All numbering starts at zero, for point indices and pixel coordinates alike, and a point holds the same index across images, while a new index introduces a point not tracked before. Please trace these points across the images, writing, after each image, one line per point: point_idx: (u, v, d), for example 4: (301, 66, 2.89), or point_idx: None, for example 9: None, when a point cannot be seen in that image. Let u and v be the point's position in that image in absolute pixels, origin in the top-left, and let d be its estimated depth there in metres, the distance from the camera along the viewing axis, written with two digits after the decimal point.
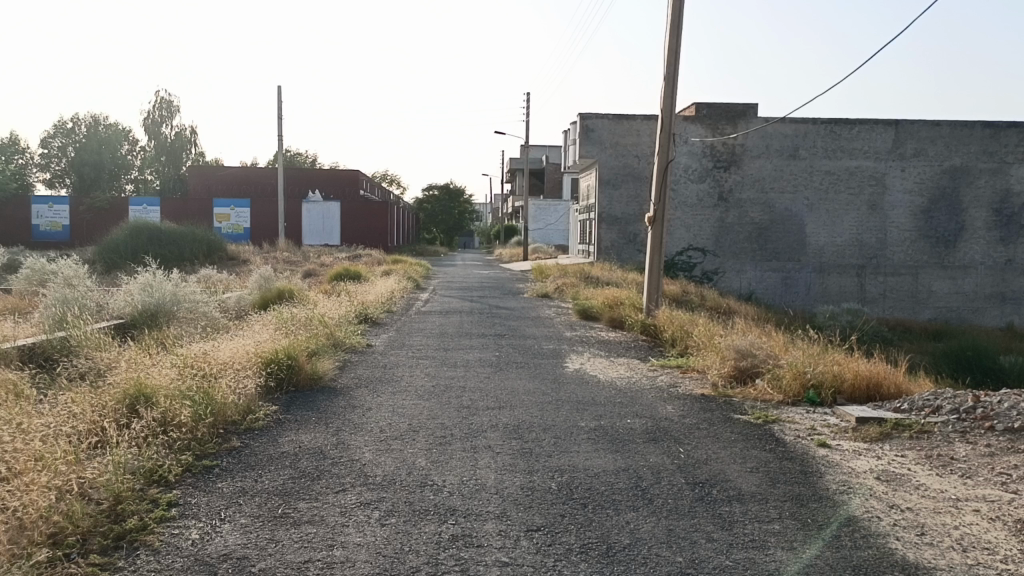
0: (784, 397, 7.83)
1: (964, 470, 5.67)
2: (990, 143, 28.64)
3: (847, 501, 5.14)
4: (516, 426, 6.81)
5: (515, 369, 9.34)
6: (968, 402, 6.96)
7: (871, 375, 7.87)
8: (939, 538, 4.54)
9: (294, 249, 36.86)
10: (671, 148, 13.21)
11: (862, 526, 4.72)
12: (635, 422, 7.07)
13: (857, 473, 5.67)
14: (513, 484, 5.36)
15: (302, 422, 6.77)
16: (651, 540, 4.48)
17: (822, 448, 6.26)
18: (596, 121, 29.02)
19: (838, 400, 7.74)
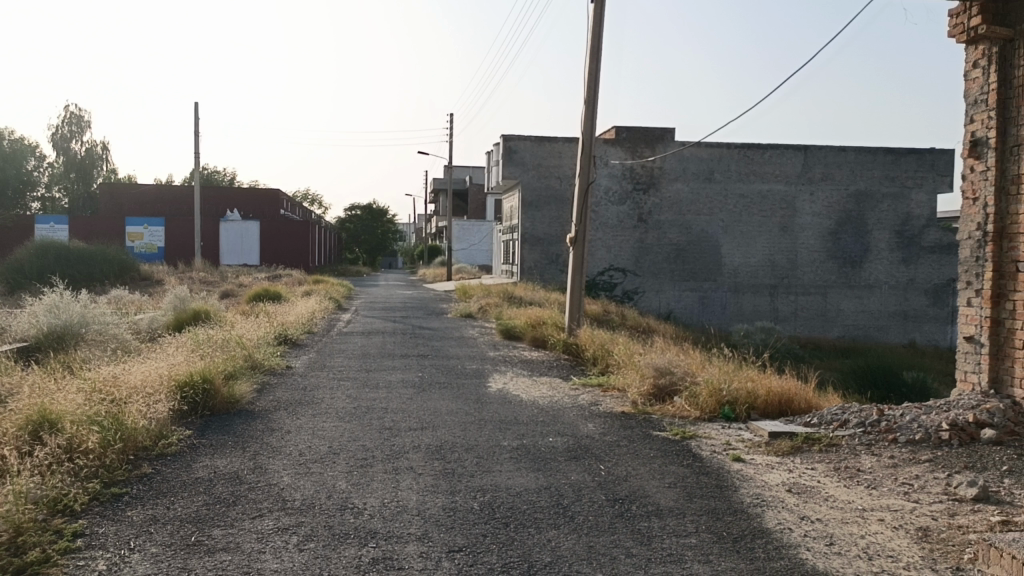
0: (700, 414, 8.03)
1: (869, 481, 5.93)
2: (891, 169, 30.14)
3: (761, 513, 5.30)
4: (438, 447, 6.79)
5: (438, 389, 9.30)
6: (872, 415, 7.28)
7: (783, 392, 8.14)
8: (847, 547, 4.74)
9: (211, 269, 35.87)
10: (592, 170, 13.46)
11: (775, 538, 4.88)
12: (556, 440, 7.14)
13: (770, 486, 5.86)
14: (436, 505, 5.33)
15: (218, 447, 6.59)
16: (573, 557, 4.52)
17: (737, 463, 6.46)
18: (518, 143, 29.37)
19: (752, 415, 7.99)
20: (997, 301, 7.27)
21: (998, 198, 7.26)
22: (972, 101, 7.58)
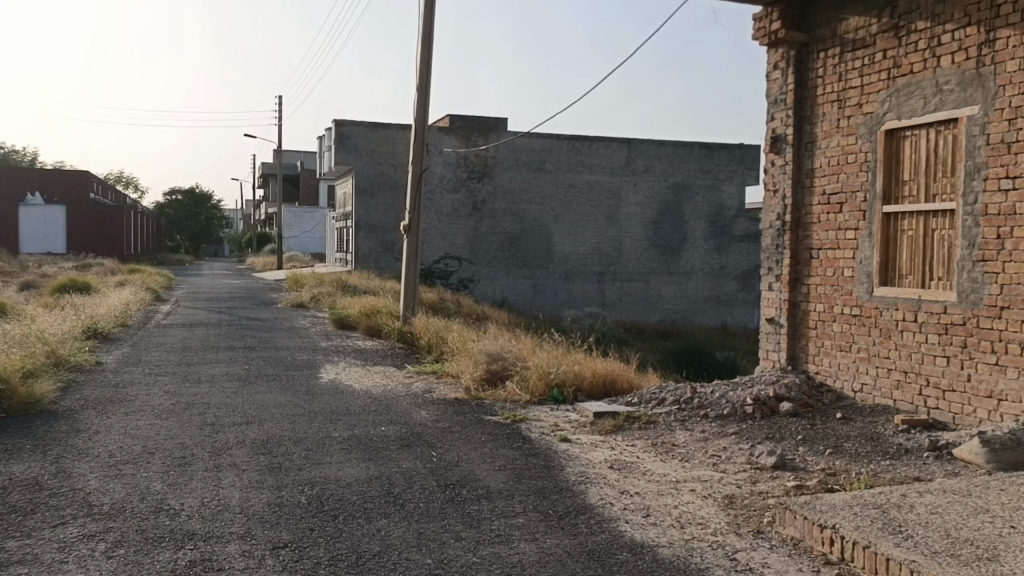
0: (530, 397, 8.25)
1: (683, 454, 6.32)
2: (706, 163, 32.18)
3: (585, 490, 5.52)
4: (264, 441, 6.55)
5: (265, 382, 8.97)
6: (687, 392, 7.76)
7: (608, 373, 8.52)
8: (662, 518, 5.03)
9: (8, 258, 32.61)
10: (425, 158, 13.42)
11: (597, 513, 5.10)
12: (388, 429, 7.09)
13: (593, 464, 6.12)
14: (260, 501, 5.15)
15: (13, 452, 6.02)
16: (402, 545, 4.51)
17: (564, 443, 6.68)
18: (351, 128, 28.75)
19: (579, 397, 8.30)
20: (794, 285, 7.94)
21: (795, 190, 7.91)
22: (772, 101, 8.21)
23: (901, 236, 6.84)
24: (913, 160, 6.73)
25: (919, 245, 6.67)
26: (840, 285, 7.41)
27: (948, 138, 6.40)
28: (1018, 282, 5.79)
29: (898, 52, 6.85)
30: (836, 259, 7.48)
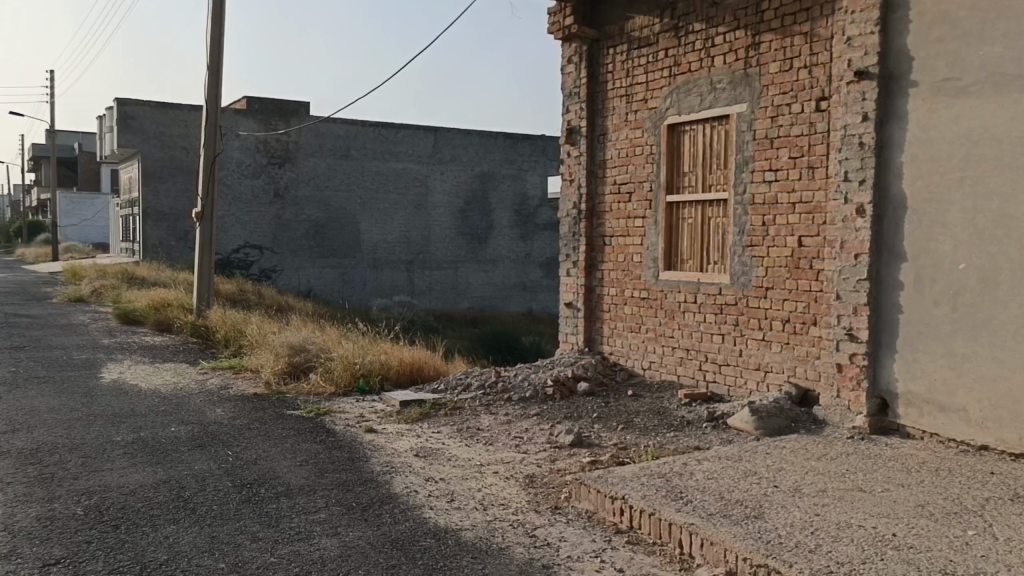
0: (335, 388, 8.07)
1: (487, 438, 6.45)
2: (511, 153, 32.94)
3: (389, 480, 5.48)
4: (33, 451, 5.93)
5: (35, 385, 8.13)
6: (491, 377, 7.93)
7: (414, 361, 8.52)
8: (465, 502, 5.10)
9: None
10: (219, 141, 12.69)
11: (401, 502, 5.08)
12: (180, 429, 6.66)
13: (398, 453, 6.09)
14: (28, 516, 4.66)
15: None
16: (192, 551, 4.26)
17: (369, 434, 6.60)
18: (137, 108, 26.61)
19: (385, 386, 8.24)
20: (589, 271, 8.32)
21: (589, 180, 8.28)
22: (567, 93, 8.52)
23: (682, 224, 7.36)
24: (691, 153, 7.25)
25: (697, 232, 7.20)
26: (630, 270, 7.86)
27: (721, 134, 6.95)
28: (779, 265, 6.41)
29: (678, 51, 7.33)
30: (626, 246, 7.92)
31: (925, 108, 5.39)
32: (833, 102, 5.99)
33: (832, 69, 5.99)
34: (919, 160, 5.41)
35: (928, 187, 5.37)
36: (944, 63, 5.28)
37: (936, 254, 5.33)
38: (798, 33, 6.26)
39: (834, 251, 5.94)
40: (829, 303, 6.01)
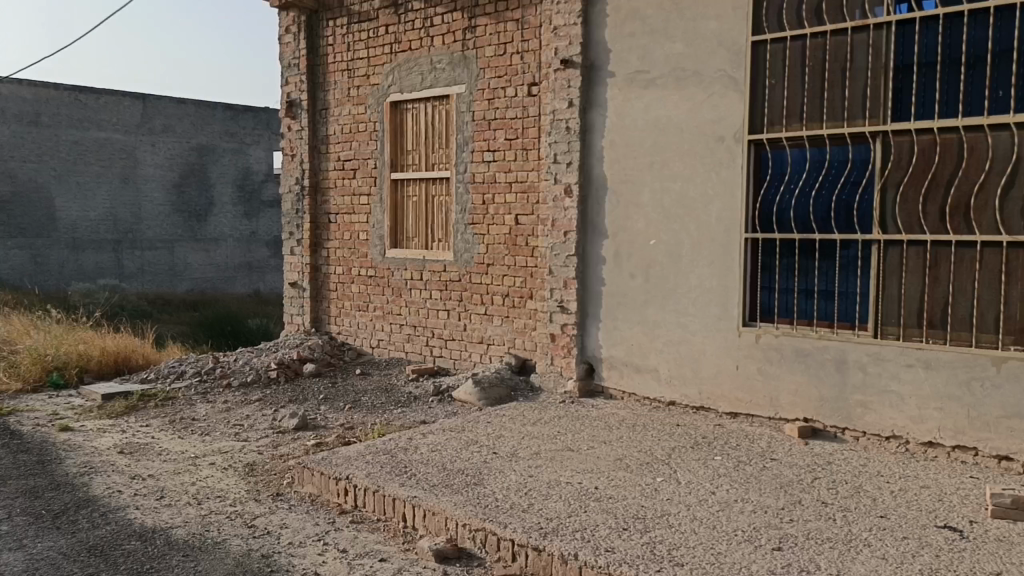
0: (22, 385, 7.14)
1: (203, 428, 6.07)
2: None
3: (87, 482, 4.96)
4: None
5: None
6: (208, 364, 7.51)
7: (120, 350, 7.79)
8: (177, 497, 4.76)
9: None
10: None
11: (101, 504, 4.63)
12: None
13: (99, 451, 5.53)
14: None
15: None
16: None
17: (64, 433, 5.92)
18: None
19: (86, 379, 7.45)
20: (314, 249, 8.11)
21: (312, 156, 8.06)
22: (285, 65, 8.20)
23: (407, 202, 7.42)
24: (414, 131, 7.32)
25: (421, 210, 7.31)
26: (356, 249, 7.79)
27: (442, 113, 7.09)
28: (498, 243, 6.70)
29: (397, 29, 7.33)
30: (351, 223, 7.82)
31: (620, 97, 5.89)
32: (542, 87, 6.34)
33: (541, 56, 6.33)
34: (617, 144, 5.92)
35: (624, 170, 5.89)
36: (635, 56, 5.79)
37: (631, 232, 5.87)
38: (510, 20, 6.54)
39: (546, 229, 6.33)
40: (543, 277, 6.40)
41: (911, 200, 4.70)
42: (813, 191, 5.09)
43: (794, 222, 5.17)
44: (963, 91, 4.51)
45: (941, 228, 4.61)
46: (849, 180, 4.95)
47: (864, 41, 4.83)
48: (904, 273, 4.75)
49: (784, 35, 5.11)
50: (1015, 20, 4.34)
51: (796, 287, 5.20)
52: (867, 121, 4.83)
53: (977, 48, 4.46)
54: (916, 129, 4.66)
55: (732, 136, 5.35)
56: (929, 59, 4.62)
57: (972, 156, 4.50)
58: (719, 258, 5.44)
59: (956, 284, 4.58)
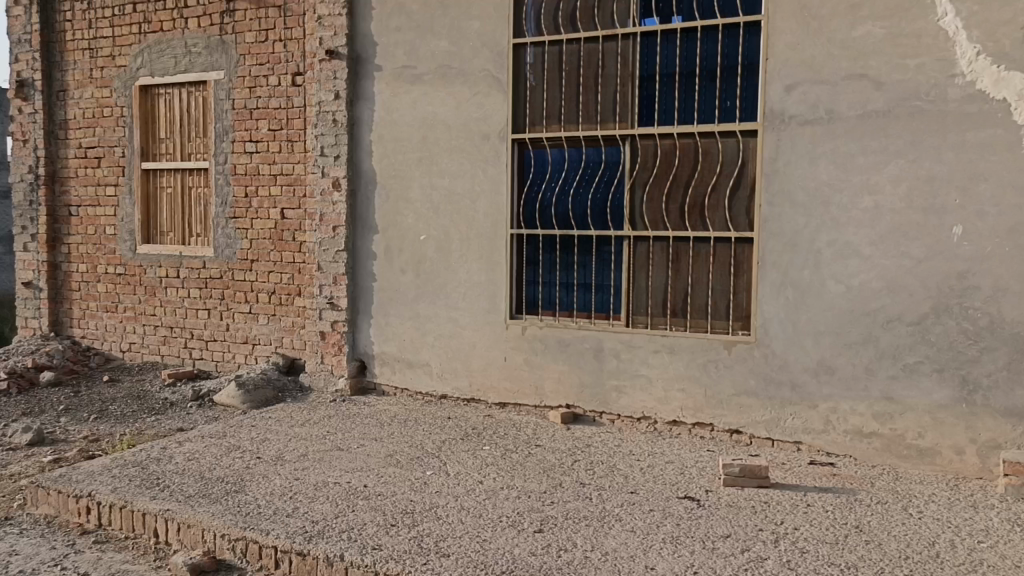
0: None
1: None
2: None
3: None
4: None
5: None
6: None
7: None
8: None
9: None
10: None
11: None
12: None
13: None
14: None
15: None
16: None
17: None
18: None
19: None
20: (52, 245, 7.33)
21: (48, 141, 7.27)
22: (14, 40, 7.33)
23: (161, 193, 6.91)
24: (168, 118, 6.83)
25: (177, 203, 6.84)
26: (103, 244, 7.13)
27: (199, 100, 6.67)
28: (262, 238, 6.42)
29: (147, 7, 6.80)
30: (96, 216, 7.15)
31: (388, 91, 5.87)
32: (307, 78, 6.14)
33: (306, 45, 6.14)
34: (386, 139, 5.88)
35: (393, 165, 5.88)
36: (401, 51, 5.80)
37: (401, 227, 5.87)
38: (272, 6, 6.27)
39: (314, 224, 6.17)
40: (312, 274, 6.22)
41: (656, 199, 5.11)
42: (571, 189, 5.37)
43: (554, 219, 5.42)
44: (698, 100, 4.96)
45: (681, 225, 5.05)
46: (603, 179, 5.27)
47: (614, 49, 5.18)
48: (651, 266, 5.16)
49: (543, 39, 5.35)
50: (738, 39, 4.84)
51: (558, 281, 5.46)
52: (618, 124, 5.18)
53: (709, 62, 4.92)
54: (660, 133, 5.06)
55: (497, 134, 5.51)
56: (670, 70, 5.03)
57: (706, 159, 4.97)
58: (487, 253, 5.59)
59: (694, 275, 5.05)
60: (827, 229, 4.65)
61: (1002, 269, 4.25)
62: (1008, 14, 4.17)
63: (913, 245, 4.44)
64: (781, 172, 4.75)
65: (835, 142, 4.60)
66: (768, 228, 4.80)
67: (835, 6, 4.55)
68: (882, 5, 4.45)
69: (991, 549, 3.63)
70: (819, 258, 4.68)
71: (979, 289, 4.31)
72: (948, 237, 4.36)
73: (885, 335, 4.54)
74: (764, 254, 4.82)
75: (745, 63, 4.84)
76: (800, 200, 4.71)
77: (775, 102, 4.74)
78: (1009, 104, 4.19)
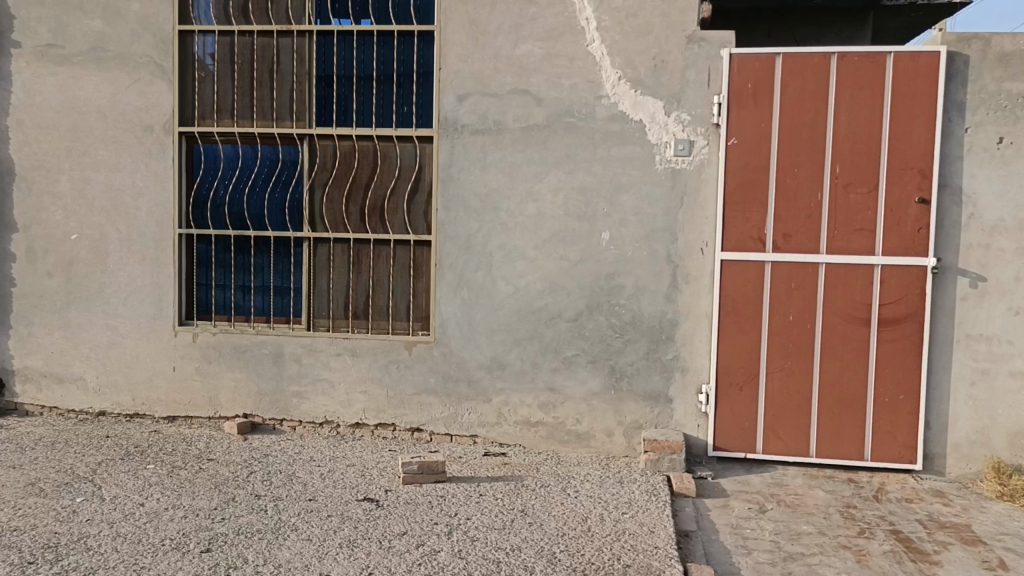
0: None
1: None
2: None
3: None
4: None
5: None
6: None
7: None
8: None
9: None
10: None
11: None
12: None
13: None
14: None
15: None
16: None
17: None
18: None
19: None
20: None
21: None
22: None
23: None
24: None
25: None
26: None
27: None
28: None
29: None
30: None
31: (30, 71, 5.23)
32: None
33: None
34: (26, 125, 5.26)
35: (36, 155, 5.27)
36: (47, 29, 5.19)
37: (47, 225, 5.28)
38: None
39: None
40: None
41: (335, 201, 5.08)
42: (246, 187, 5.16)
43: (229, 218, 5.17)
44: (375, 104, 5.02)
45: (361, 227, 5.07)
46: (280, 179, 5.13)
47: (289, 46, 5.08)
48: (331, 268, 5.12)
49: (213, 28, 5.11)
50: (413, 47, 4.98)
51: (233, 283, 5.22)
52: (295, 123, 5.09)
53: (385, 67, 5.01)
54: (338, 135, 5.05)
55: (162, 126, 5.15)
56: (347, 72, 5.05)
57: (384, 163, 5.05)
58: (151, 254, 5.20)
59: (374, 277, 5.10)
60: (497, 233, 4.94)
61: (641, 270, 4.82)
62: (642, 46, 4.74)
63: (570, 249, 4.87)
64: (455, 177, 4.95)
65: (503, 151, 4.90)
66: (444, 231, 4.98)
67: (500, 23, 4.85)
68: (540, 27, 4.83)
69: (632, 518, 4.08)
70: (490, 260, 4.95)
71: (623, 288, 4.84)
72: (598, 241, 4.85)
73: (548, 331, 4.92)
74: (440, 257, 4.99)
75: (420, 70, 4.99)
76: (472, 205, 4.95)
77: (448, 110, 4.93)
78: (644, 125, 4.77)
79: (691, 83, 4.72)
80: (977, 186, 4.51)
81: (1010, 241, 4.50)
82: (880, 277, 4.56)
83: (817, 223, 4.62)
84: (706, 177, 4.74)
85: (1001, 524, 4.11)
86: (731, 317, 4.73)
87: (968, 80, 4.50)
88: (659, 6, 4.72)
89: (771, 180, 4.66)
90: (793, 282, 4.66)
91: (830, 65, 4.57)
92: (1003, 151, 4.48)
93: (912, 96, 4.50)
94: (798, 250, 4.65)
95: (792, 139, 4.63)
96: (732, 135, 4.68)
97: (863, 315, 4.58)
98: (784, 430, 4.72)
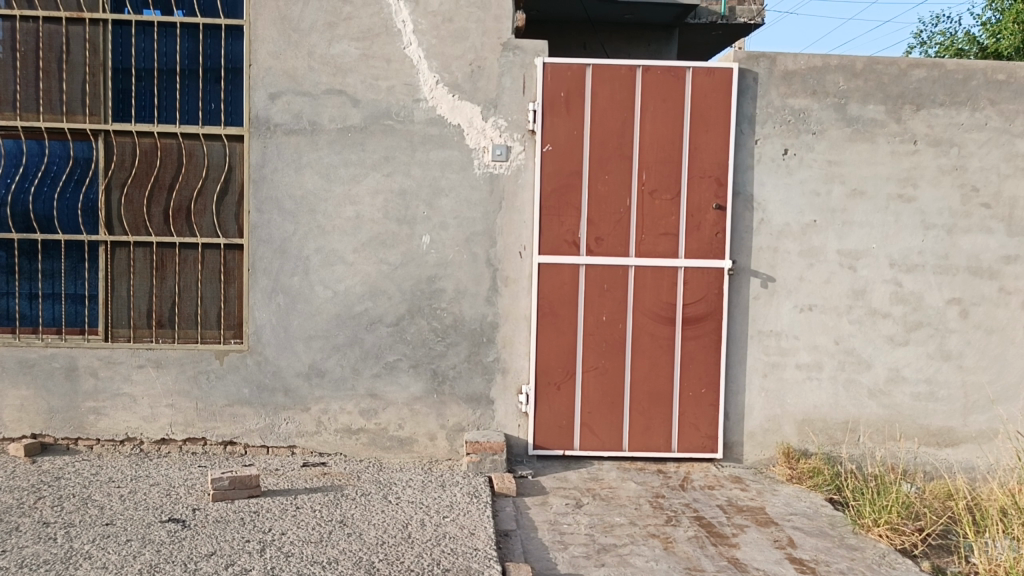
0: None
1: None
2: None
3: None
4: None
5: None
6: None
7: None
8: None
9: None
10: None
11: None
12: None
13: None
14: None
15: None
16: None
17: None
18: None
19: None
20: None
21: None
22: None
23: None
24: None
25: None
26: None
27: None
28: None
29: None
30: None
31: None
32: None
33: None
34: None
35: None
36: None
37: None
38: None
39: None
40: None
41: (135, 201, 4.75)
42: (31, 186, 4.70)
43: (11, 219, 4.69)
44: (179, 99, 4.75)
45: (164, 230, 4.77)
46: (71, 177, 4.73)
47: (80, 34, 4.70)
48: (132, 274, 4.78)
49: None
50: (220, 41, 4.76)
51: (17, 291, 4.74)
52: (87, 118, 4.71)
53: (189, 61, 4.76)
54: (137, 131, 4.73)
55: None
56: (147, 65, 4.74)
57: (190, 162, 4.78)
58: None
59: (180, 283, 4.81)
60: (315, 237, 4.79)
61: (460, 273, 4.84)
62: (459, 50, 4.77)
63: (390, 253, 4.81)
64: (268, 178, 4.76)
65: (319, 152, 4.77)
66: (257, 234, 4.77)
67: (313, 21, 4.73)
68: (355, 26, 4.75)
69: (452, 522, 4.07)
70: (307, 264, 4.80)
71: (444, 291, 4.84)
72: (418, 245, 4.82)
73: (368, 336, 4.84)
74: (253, 261, 4.78)
75: (228, 66, 4.77)
76: (287, 207, 4.78)
77: (259, 109, 4.74)
78: (462, 130, 4.80)
79: (506, 89, 4.80)
80: (766, 193, 4.89)
81: (794, 243, 4.90)
82: (683, 278, 4.83)
83: (625, 228, 4.83)
84: (523, 183, 4.84)
85: (790, 504, 4.46)
86: (549, 320, 4.85)
87: (757, 95, 4.86)
88: (474, 12, 4.77)
89: (584, 187, 4.82)
90: (605, 284, 4.85)
91: (636, 77, 4.80)
92: (787, 161, 4.88)
93: (709, 107, 4.81)
94: (609, 253, 4.84)
95: (602, 146, 4.81)
96: (546, 141, 4.80)
97: (668, 314, 4.84)
98: (599, 427, 4.89)
